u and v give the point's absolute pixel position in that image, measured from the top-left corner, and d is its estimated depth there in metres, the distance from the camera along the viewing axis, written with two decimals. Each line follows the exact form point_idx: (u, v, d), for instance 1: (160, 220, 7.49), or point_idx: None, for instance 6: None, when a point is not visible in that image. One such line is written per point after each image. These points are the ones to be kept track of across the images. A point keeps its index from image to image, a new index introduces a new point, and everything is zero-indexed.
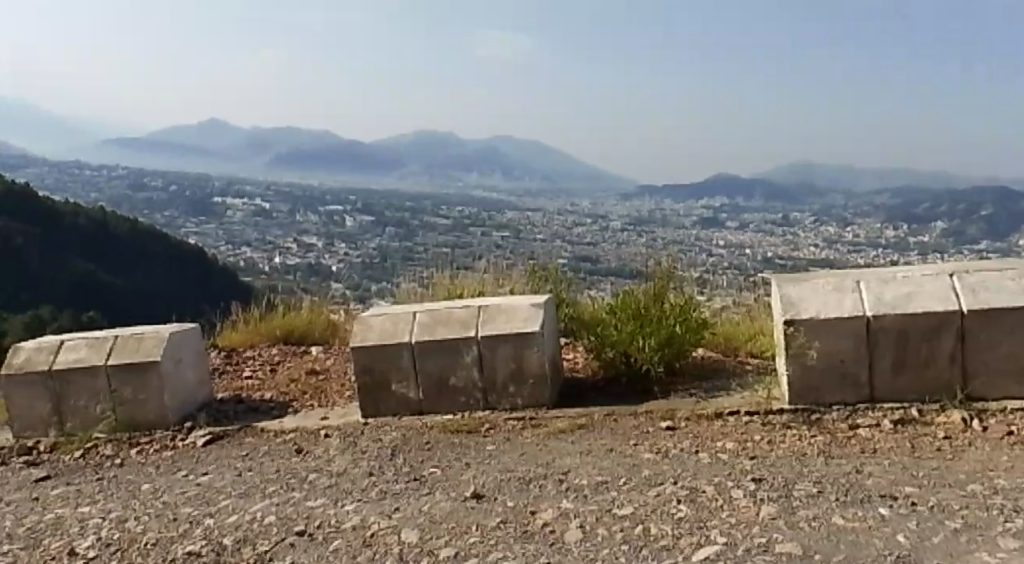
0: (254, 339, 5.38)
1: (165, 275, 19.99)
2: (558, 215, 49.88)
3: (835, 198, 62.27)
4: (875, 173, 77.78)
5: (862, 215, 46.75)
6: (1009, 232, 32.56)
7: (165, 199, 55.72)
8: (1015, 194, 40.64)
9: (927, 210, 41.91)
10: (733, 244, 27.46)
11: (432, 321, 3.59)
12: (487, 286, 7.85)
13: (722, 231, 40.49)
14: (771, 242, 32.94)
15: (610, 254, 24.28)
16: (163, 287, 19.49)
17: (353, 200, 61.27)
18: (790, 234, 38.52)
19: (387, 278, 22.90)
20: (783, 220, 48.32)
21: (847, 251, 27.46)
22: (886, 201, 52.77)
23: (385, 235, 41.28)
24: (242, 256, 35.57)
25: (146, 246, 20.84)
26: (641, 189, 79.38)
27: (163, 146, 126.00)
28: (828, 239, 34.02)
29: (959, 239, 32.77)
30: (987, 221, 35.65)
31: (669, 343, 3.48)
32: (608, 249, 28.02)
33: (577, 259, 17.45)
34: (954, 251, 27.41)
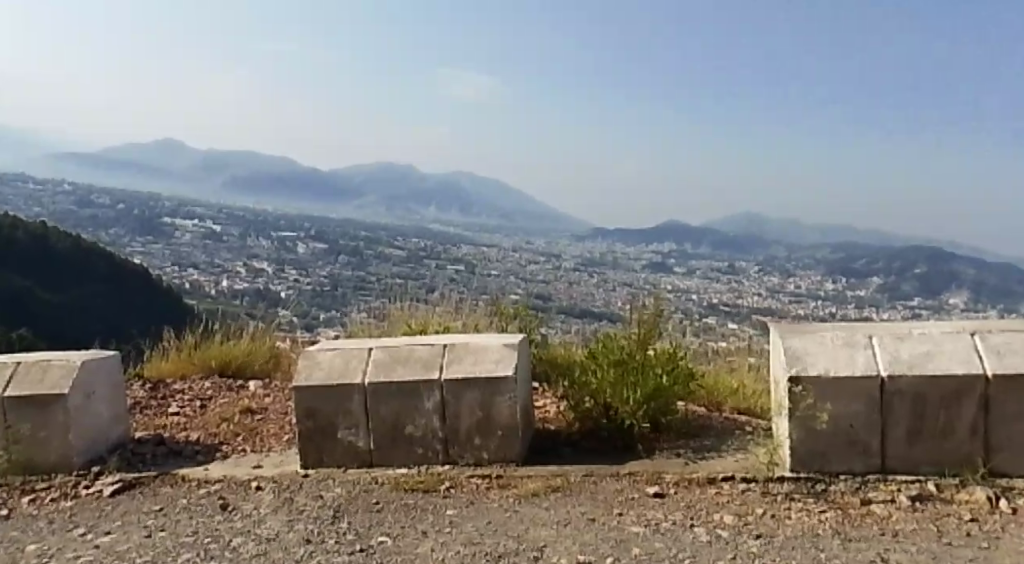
0: (186, 368, 4.89)
1: (105, 294, 19.11)
2: (511, 252, 49.93)
3: (779, 249, 63.69)
4: (817, 227, 79.90)
5: (806, 267, 47.72)
6: (945, 290, 33.48)
7: (111, 216, 54.26)
8: (950, 254, 41.98)
9: (866, 265, 43.07)
10: (681, 289, 27.63)
11: (389, 360, 3.17)
12: (444, 317, 7.44)
13: (670, 277, 40.93)
14: (718, 289, 33.37)
15: (561, 293, 24.24)
16: (103, 306, 18.65)
17: (306, 227, 60.44)
18: (736, 282, 39.11)
19: (337, 307, 22.35)
20: (729, 268, 49.12)
21: (793, 301, 27.78)
22: (828, 255, 54.04)
23: (337, 264, 40.64)
24: (187, 278, 34.59)
25: (88, 263, 19.96)
26: (593, 231, 80.18)
27: (115, 163, 123.39)
28: (774, 289, 34.53)
29: (896, 296, 33.64)
30: (923, 281, 36.64)
31: (657, 395, 3.10)
32: (559, 288, 27.99)
33: (530, 298, 17.18)
34: (894, 309, 28.01)
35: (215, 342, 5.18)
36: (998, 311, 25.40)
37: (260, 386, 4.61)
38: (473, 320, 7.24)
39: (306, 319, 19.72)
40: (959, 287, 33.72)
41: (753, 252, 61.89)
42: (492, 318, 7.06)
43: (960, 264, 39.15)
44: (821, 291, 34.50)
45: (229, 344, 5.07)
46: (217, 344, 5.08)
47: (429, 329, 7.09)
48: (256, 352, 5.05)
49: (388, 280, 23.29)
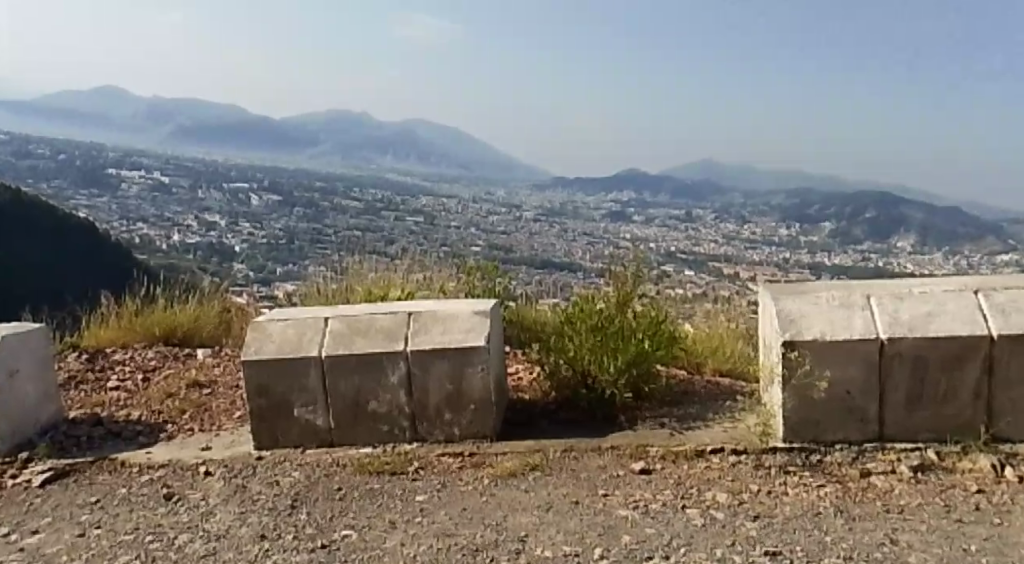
0: (126, 336, 4.58)
1: (54, 246, 18.31)
2: (469, 201, 49.49)
3: (734, 196, 64.26)
4: (771, 174, 80.76)
5: (760, 213, 48.09)
6: (895, 236, 34.04)
7: (55, 168, 52.35)
8: (899, 198, 42.62)
9: (818, 210, 43.63)
10: (639, 238, 27.59)
11: (350, 332, 2.94)
12: (405, 270, 7.17)
13: (628, 225, 41.02)
14: (674, 236, 33.53)
15: (520, 243, 24.10)
16: (52, 258, 17.85)
17: (260, 178, 59.09)
18: (692, 228, 39.37)
19: (294, 260, 21.87)
20: (686, 215, 49.38)
21: (750, 248, 27.96)
22: (782, 200, 54.68)
23: (292, 216, 39.85)
24: (137, 231, 33.59)
25: (30, 219, 19.18)
26: (550, 180, 79.94)
27: (56, 114, 118.93)
28: (731, 235, 34.77)
29: (847, 240, 34.19)
30: (873, 227, 37.18)
31: (643, 360, 2.90)
32: (518, 238, 27.83)
33: (489, 249, 16.95)
34: (845, 253, 28.40)
35: (160, 307, 4.86)
36: (945, 255, 25.87)
37: (210, 355, 4.34)
38: (437, 274, 6.94)
39: (263, 274, 19.22)
40: (908, 234, 34.29)
41: (709, 200, 62.22)
42: (457, 273, 6.77)
43: (909, 209, 39.76)
44: (776, 236, 34.85)
45: (175, 309, 4.77)
46: (162, 310, 4.77)
47: (391, 283, 6.84)
48: (204, 318, 4.76)
49: (345, 233, 22.89)
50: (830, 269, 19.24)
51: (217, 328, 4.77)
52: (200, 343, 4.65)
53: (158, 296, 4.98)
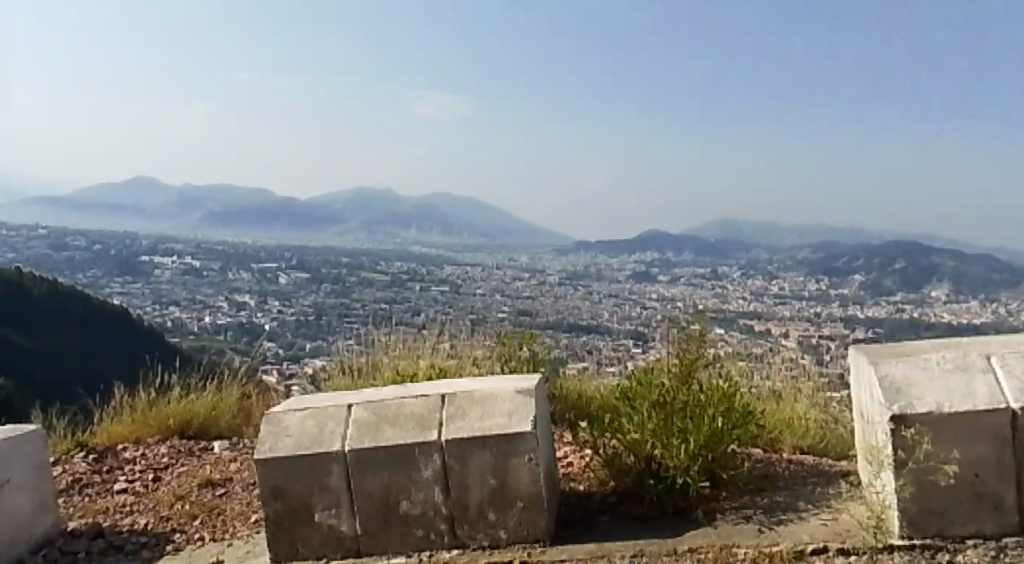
0: (138, 430, 4.21)
1: (86, 333, 18.25)
2: (494, 269, 49.53)
3: (759, 251, 63.90)
4: (795, 228, 80.48)
5: (787, 268, 47.62)
6: (929, 287, 33.34)
7: (89, 258, 53.27)
8: (927, 247, 42.00)
9: (847, 262, 43.14)
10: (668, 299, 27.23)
11: (376, 421, 2.55)
12: (430, 338, 6.83)
13: (655, 286, 40.75)
14: (703, 295, 33.20)
15: (548, 308, 23.85)
16: (85, 346, 17.77)
17: (288, 257, 59.68)
18: (720, 286, 38.97)
19: (323, 336, 21.70)
20: (712, 273, 49.01)
21: (782, 303, 27.41)
22: (809, 254, 54.25)
23: (320, 293, 39.96)
24: (168, 315, 33.75)
25: (67, 307, 19.15)
26: (574, 245, 80.15)
27: (91, 206, 121.92)
28: (761, 292, 34.22)
29: (879, 292, 33.63)
30: (906, 278, 36.44)
31: (725, 440, 2.47)
32: (544, 303, 27.58)
33: (516, 316, 16.63)
34: (879, 305, 27.75)
35: (176, 395, 4.51)
36: (983, 302, 25.19)
37: (229, 447, 3.97)
38: (467, 343, 6.53)
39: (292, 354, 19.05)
40: (942, 285, 33.52)
41: (735, 257, 61.73)
42: (483, 340, 6.41)
43: (941, 258, 39.05)
44: (807, 290, 34.28)
45: (190, 397, 4.42)
46: (178, 399, 4.41)
47: (418, 354, 6.44)
48: (224, 406, 4.41)
49: (372, 308, 22.75)
50: (867, 323, 18.70)
51: (236, 417, 4.41)
52: (219, 435, 4.27)
53: (173, 383, 4.64)
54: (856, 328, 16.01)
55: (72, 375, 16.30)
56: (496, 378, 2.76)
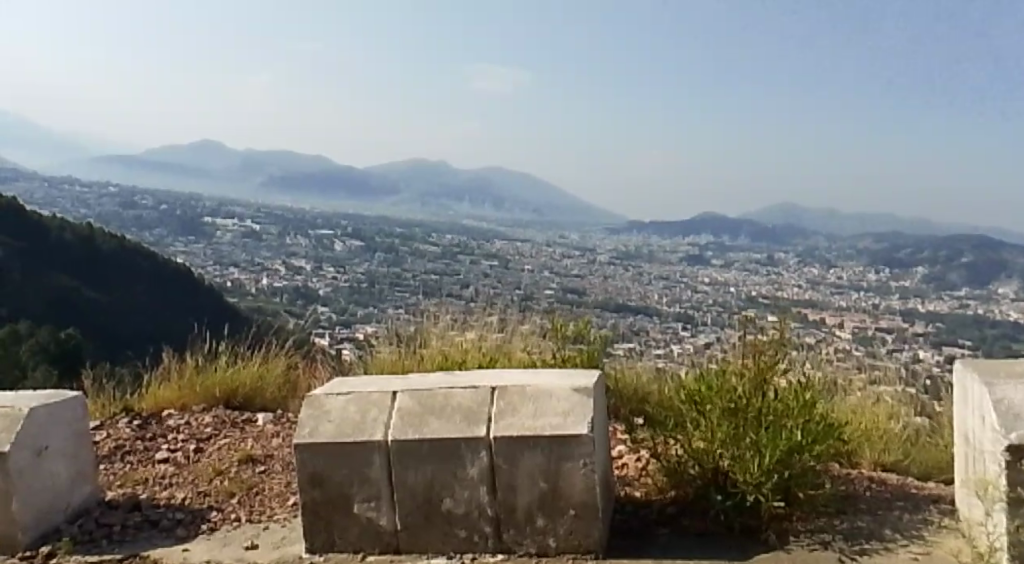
0: (184, 396, 4.13)
1: (154, 290, 18.58)
2: (547, 246, 49.41)
3: (818, 239, 62.62)
4: (857, 217, 78.75)
5: (846, 257, 46.60)
6: (995, 283, 32.31)
7: (154, 217, 54.51)
8: (995, 242, 40.68)
9: (909, 254, 42.04)
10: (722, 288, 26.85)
11: (421, 411, 2.39)
12: (479, 312, 6.70)
13: (708, 272, 40.24)
14: (758, 282, 32.66)
15: (600, 288, 23.65)
16: (153, 302, 18.10)
17: (344, 225, 60.27)
18: (776, 272, 38.30)
19: (375, 304, 21.82)
20: (767, 259, 48.17)
21: (839, 293, 26.80)
22: (869, 244, 53.01)
23: (374, 261, 40.29)
24: (228, 276, 34.38)
25: (131, 263, 19.46)
26: (629, 224, 79.54)
27: (157, 166, 124.75)
28: (819, 281, 33.50)
29: (941, 286, 32.69)
30: (971, 274, 35.33)
31: (803, 456, 2.29)
32: (596, 283, 27.38)
33: (566, 293, 16.49)
34: (941, 301, 26.95)
35: (224, 362, 4.42)
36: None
37: (274, 419, 3.88)
38: (517, 318, 6.38)
39: (345, 323, 19.20)
40: (1008, 282, 32.42)
41: (791, 243, 60.54)
42: (533, 317, 6.25)
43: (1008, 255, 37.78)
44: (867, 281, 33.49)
45: (237, 366, 4.32)
46: (225, 367, 4.33)
47: (467, 327, 6.31)
48: (271, 377, 4.31)
49: (425, 280, 22.80)
50: (927, 318, 18.16)
51: (282, 389, 4.31)
52: (265, 406, 4.19)
53: (221, 351, 4.54)
54: (915, 324, 15.56)
55: (140, 327, 16.60)
56: (555, 371, 2.60)
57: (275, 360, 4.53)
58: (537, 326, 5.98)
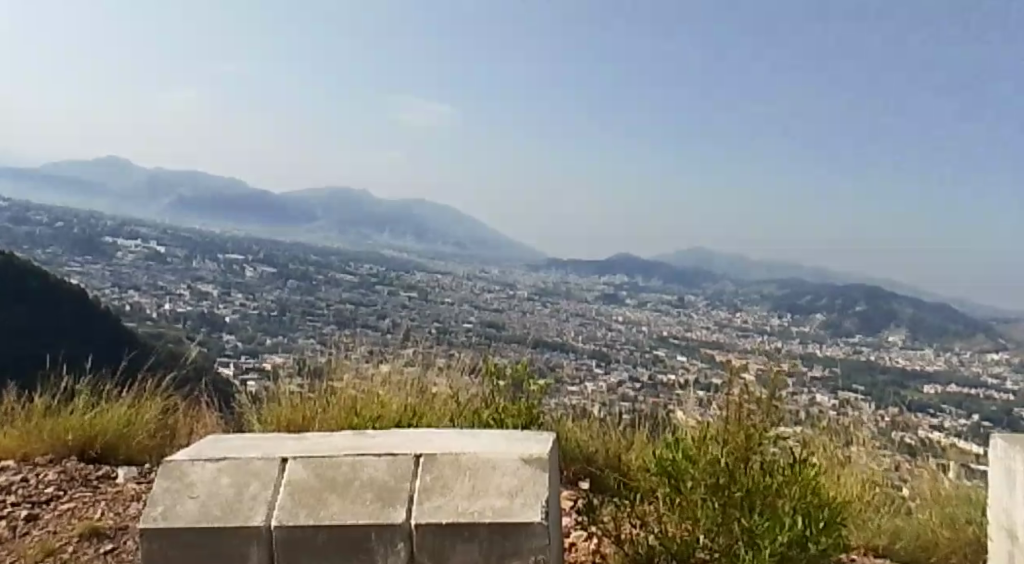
0: (29, 444, 3.38)
1: (49, 313, 17.08)
2: (464, 279, 49.23)
3: (725, 283, 64.66)
4: (760, 264, 81.98)
5: (751, 301, 48.17)
6: (890, 338, 33.70)
7: (51, 234, 51.71)
8: (888, 293, 42.80)
9: (810, 300, 43.81)
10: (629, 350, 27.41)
11: (320, 487, 1.79)
12: (396, 346, 6.13)
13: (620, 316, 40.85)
14: (667, 332, 33.35)
15: (514, 323, 23.48)
16: (52, 325, 16.56)
17: (256, 250, 58.56)
18: (686, 314, 39.18)
19: (284, 335, 21.01)
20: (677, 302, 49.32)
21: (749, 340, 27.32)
22: (772, 289, 55.02)
23: (286, 289, 39.08)
24: (128, 298, 32.67)
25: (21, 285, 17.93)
26: (545, 262, 80.41)
27: (59, 183, 119.45)
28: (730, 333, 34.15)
29: (839, 331, 34.01)
30: (868, 328, 36.74)
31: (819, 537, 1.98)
32: (512, 318, 27.25)
33: (481, 331, 16.05)
34: (842, 347, 27.83)
35: (86, 402, 3.71)
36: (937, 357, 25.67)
37: (139, 476, 3.21)
38: (438, 352, 5.86)
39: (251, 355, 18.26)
40: (901, 336, 33.79)
41: (700, 287, 61.98)
42: (457, 355, 5.72)
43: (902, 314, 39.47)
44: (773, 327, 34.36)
45: (99, 411, 3.62)
46: (86, 410, 3.62)
47: (383, 359, 5.71)
48: (143, 421, 3.66)
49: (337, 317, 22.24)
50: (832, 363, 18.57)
51: (156, 436, 3.66)
52: (131, 457, 3.50)
53: (80, 390, 3.80)
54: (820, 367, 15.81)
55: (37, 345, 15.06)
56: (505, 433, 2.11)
57: (149, 400, 3.87)
58: (463, 365, 5.44)
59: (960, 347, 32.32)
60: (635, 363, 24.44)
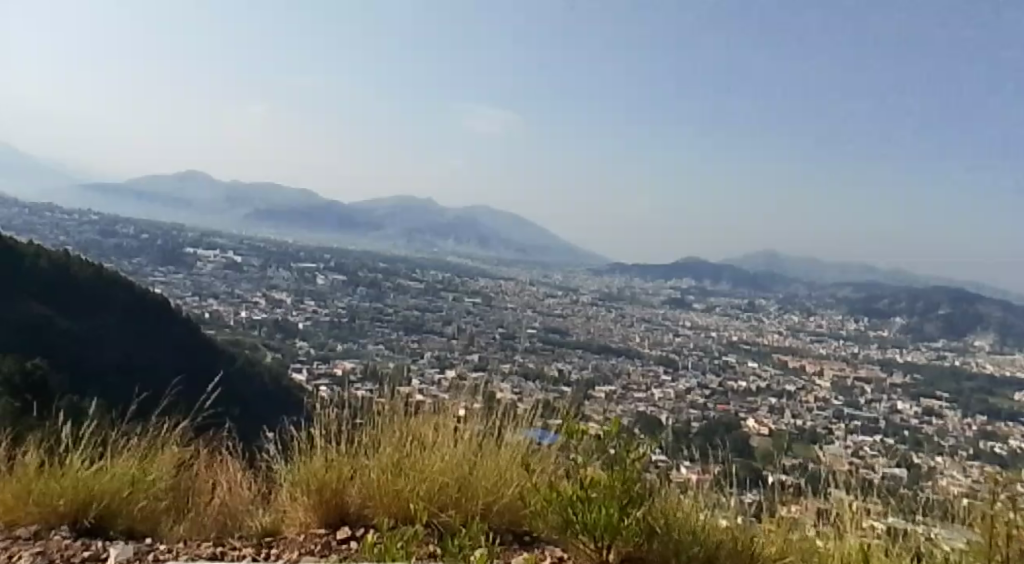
0: (13, 509, 3.05)
1: (135, 324, 17.96)
2: (529, 285, 50.81)
3: (792, 290, 65.80)
4: (824, 275, 83.47)
5: (811, 321, 49.40)
6: (951, 370, 34.11)
7: (137, 247, 54.33)
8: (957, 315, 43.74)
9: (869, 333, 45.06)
10: (689, 374, 28.50)
11: None
12: (432, 381, 6.03)
13: (681, 325, 41.79)
14: (728, 356, 34.36)
15: (577, 365, 25.01)
16: (130, 331, 17.53)
17: (328, 258, 60.78)
18: (744, 337, 40.38)
19: (356, 357, 22.61)
20: (741, 313, 50.42)
21: (805, 390, 28.04)
22: (837, 308, 56.14)
23: (357, 296, 40.75)
24: (207, 306, 34.34)
25: (109, 294, 18.82)
26: (612, 267, 82.22)
27: (141, 197, 124.51)
28: (790, 362, 34.72)
29: (894, 368, 35.31)
30: (929, 361, 37.13)
31: None
32: (578, 353, 28.78)
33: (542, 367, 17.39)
34: (901, 395, 28.41)
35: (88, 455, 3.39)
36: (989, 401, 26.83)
37: (128, 557, 2.80)
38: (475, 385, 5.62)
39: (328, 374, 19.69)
40: (959, 366, 34.94)
41: (764, 296, 62.45)
42: (495, 392, 5.48)
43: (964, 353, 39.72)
44: (832, 363, 34.90)
45: (95, 471, 3.23)
46: (85, 466, 3.26)
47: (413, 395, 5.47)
48: (153, 480, 3.29)
49: (411, 352, 24.06)
50: (884, 430, 19.41)
51: (163, 501, 3.28)
52: (131, 527, 3.15)
53: (79, 446, 3.48)
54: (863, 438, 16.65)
55: (119, 352, 15.99)
56: None
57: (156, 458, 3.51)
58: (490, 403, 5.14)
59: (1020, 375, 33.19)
60: (693, 387, 25.82)
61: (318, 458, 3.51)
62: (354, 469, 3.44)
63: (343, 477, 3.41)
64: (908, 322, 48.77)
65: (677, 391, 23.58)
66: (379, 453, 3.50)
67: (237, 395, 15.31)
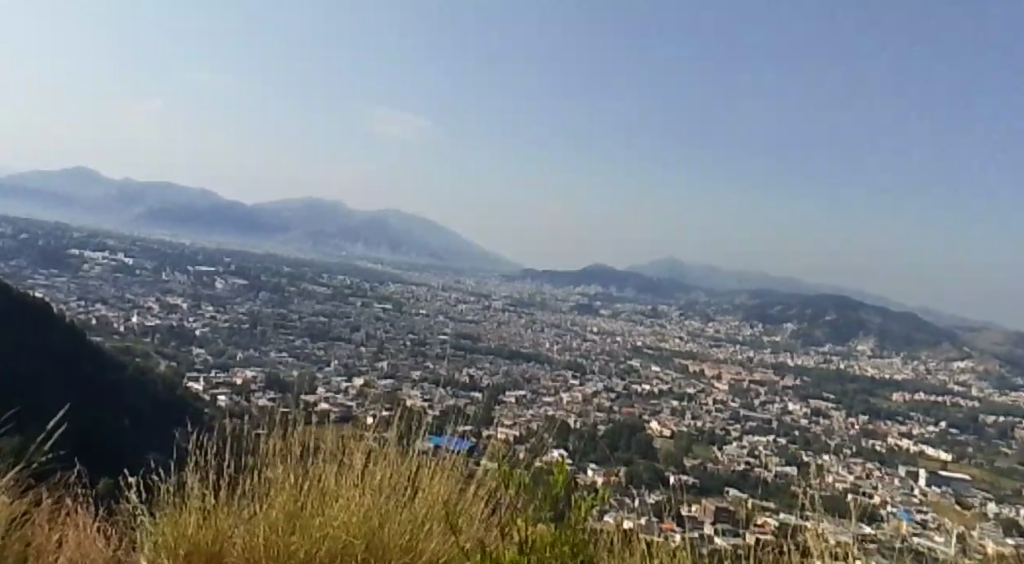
0: None
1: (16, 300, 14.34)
2: (441, 290, 48.94)
3: (697, 297, 66.30)
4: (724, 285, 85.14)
5: (718, 326, 49.58)
6: (837, 374, 34.20)
7: (12, 246, 49.19)
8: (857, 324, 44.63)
9: (776, 339, 45.42)
10: (604, 377, 27.39)
11: None
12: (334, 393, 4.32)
13: (597, 331, 40.77)
14: (647, 361, 33.45)
15: (492, 371, 23.44)
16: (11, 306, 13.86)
17: (227, 262, 56.92)
18: (658, 342, 39.61)
19: (257, 365, 20.43)
20: (653, 320, 49.90)
21: (702, 393, 27.02)
22: (741, 313, 56.67)
23: (260, 301, 37.96)
24: (94, 311, 30.85)
25: None
26: (522, 272, 81.23)
27: (22, 193, 115.32)
28: (693, 365, 33.97)
29: (800, 370, 35.37)
30: (823, 366, 37.16)
31: None
32: (498, 360, 27.23)
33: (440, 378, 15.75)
34: (790, 397, 27.77)
35: None
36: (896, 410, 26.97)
37: None
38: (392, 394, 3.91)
39: (230, 385, 17.55)
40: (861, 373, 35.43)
41: (670, 302, 62.58)
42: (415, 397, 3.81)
43: (855, 360, 40.08)
44: (731, 366, 34.32)
45: None
46: None
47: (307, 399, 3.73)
48: None
49: (316, 359, 22.02)
50: (776, 429, 18.54)
51: None
52: None
53: None
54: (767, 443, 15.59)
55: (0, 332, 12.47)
56: None
57: None
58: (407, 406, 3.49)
59: (916, 384, 33.85)
60: (609, 390, 24.68)
61: (184, 506, 2.28)
62: (238, 522, 2.25)
63: (222, 535, 2.23)
64: (802, 326, 49.38)
65: (586, 394, 22.06)
66: (271, 491, 2.34)
67: (126, 408, 12.72)
